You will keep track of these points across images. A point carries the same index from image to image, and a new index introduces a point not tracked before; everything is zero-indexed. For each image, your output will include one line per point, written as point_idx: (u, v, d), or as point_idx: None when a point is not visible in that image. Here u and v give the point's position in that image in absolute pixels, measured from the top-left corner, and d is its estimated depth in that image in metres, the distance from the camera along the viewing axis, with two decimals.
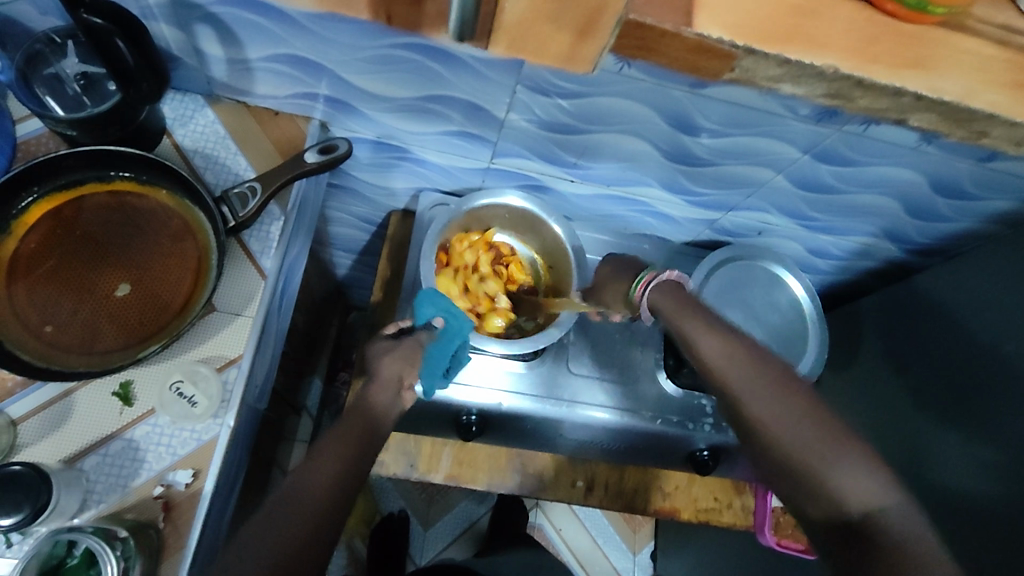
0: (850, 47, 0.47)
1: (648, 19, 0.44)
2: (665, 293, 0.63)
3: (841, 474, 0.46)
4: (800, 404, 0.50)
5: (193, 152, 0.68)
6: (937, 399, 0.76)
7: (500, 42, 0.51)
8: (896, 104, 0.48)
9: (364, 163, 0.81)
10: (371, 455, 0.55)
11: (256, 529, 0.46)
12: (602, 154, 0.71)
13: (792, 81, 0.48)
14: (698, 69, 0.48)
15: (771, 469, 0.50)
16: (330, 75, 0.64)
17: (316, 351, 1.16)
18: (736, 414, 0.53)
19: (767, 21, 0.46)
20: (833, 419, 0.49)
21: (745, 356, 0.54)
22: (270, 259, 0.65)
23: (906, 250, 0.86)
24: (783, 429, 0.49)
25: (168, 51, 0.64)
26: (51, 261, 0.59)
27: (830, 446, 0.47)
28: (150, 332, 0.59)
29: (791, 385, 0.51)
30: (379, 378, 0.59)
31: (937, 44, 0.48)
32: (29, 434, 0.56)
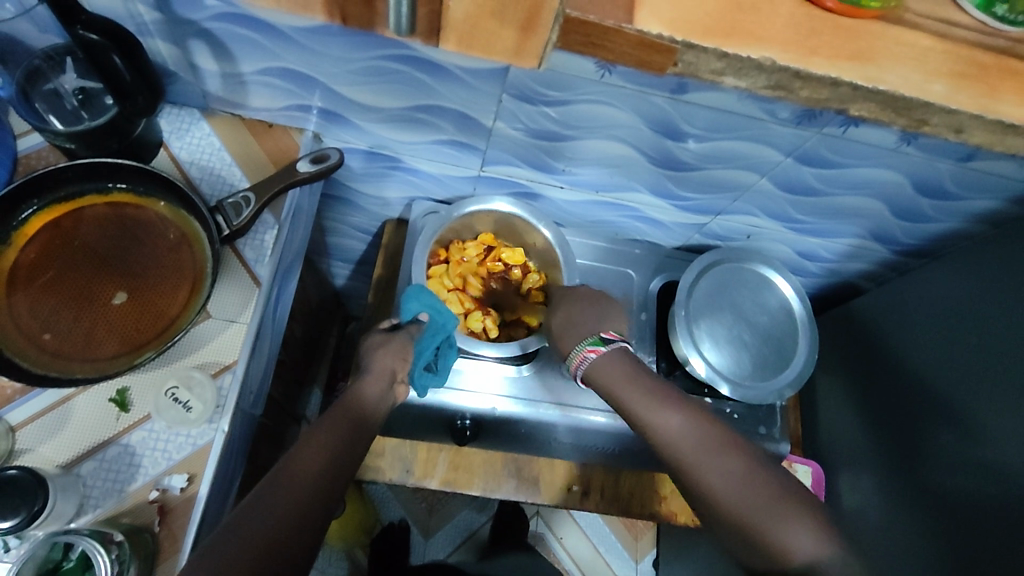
0: (791, 40, 0.48)
1: (591, 16, 0.46)
2: (613, 362, 0.65)
3: (785, 531, 0.48)
4: (743, 466, 0.53)
5: (190, 163, 0.69)
6: (913, 421, 0.78)
7: (449, 39, 0.53)
8: (836, 95, 0.50)
9: (358, 173, 0.82)
10: (356, 449, 0.57)
11: (243, 516, 0.47)
12: (589, 161, 0.72)
13: (734, 74, 0.49)
14: (645, 65, 0.49)
15: (720, 530, 0.52)
16: (323, 88, 0.66)
17: (316, 361, 1.17)
18: (685, 480, 0.55)
19: (706, 15, 0.48)
20: (774, 482, 0.51)
21: (703, 429, 0.56)
22: (264, 266, 0.67)
23: (896, 251, 0.86)
24: (727, 493, 0.52)
25: (164, 67, 0.65)
26: (50, 271, 0.61)
27: (770, 507, 0.50)
28: (146, 339, 0.60)
29: (736, 450, 0.54)
30: (373, 370, 0.65)
31: (876, 37, 0.50)
32: (27, 440, 0.57)
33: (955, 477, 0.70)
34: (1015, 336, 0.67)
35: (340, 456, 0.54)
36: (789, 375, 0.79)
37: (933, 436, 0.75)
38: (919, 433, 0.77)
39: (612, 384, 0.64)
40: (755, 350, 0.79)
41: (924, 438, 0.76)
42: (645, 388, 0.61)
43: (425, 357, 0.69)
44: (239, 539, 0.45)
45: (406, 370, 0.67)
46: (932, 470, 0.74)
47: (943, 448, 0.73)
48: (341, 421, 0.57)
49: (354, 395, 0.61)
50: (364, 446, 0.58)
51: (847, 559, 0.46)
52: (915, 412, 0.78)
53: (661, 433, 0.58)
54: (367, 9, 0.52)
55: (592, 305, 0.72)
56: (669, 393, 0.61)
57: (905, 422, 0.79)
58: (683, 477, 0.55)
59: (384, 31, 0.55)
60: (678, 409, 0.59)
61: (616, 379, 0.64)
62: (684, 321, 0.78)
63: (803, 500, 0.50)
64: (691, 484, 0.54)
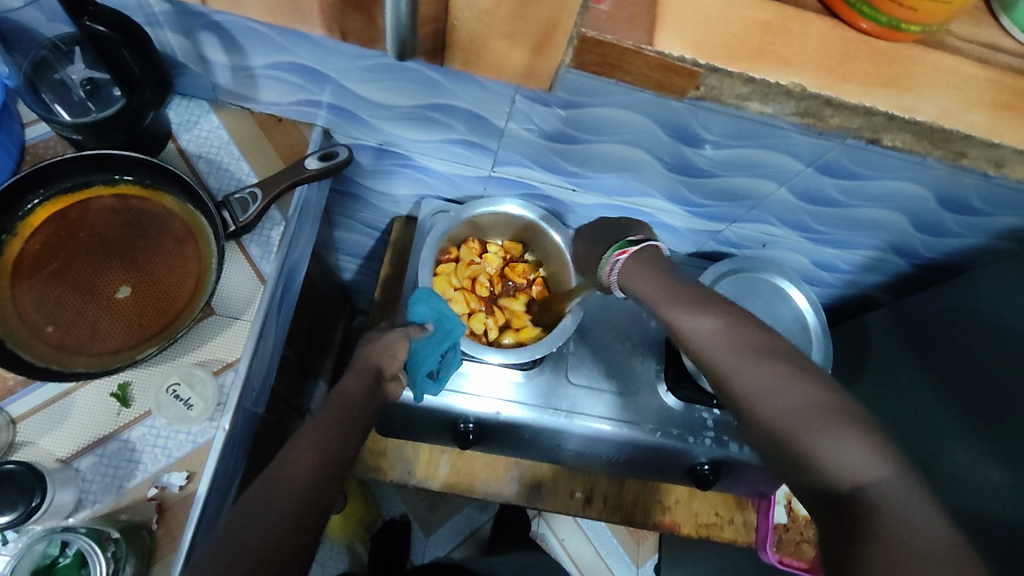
0: (822, 65, 0.47)
1: (608, 37, 0.44)
2: (643, 269, 0.63)
3: (826, 448, 0.45)
4: (786, 373, 0.50)
5: (197, 156, 0.69)
6: (932, 416, 0.76)
7: (456, 58, 0.48)
8: (868, 125, 0.48)
9: (368, 170, 0.81)
10: (350, 440, 0.55)
11: (240, 522, 0.46)
12: (602, 164, 0.71)
13: (760, 100, 0.47)
14: (663, 87, 0.48)
15: (759, 442, 0.50)
16: (334, 84, 0.65)
17: (322, 355, 1.17)
18: (724, 391, 0.53)
19: (731, 37, 0.46)
20: (820, 392, 0.48)
21: (739, 334, 0.54)
22: (269, 263, 0.66)
23: (915, 265, 0.84)
24: (769, 403, 0.49)
25: (173, 58, 0.65)
26: (56, 262, 0.60)
27: (816, 417, 0.47)
28: (150, 334, 0.59)
29: (777, 359, 0.51)
30: (357, 365, 0.62)
31: (912, 63, 0.48)
32: (28, 433, 0.57)
33: (965, 500, 0.69)
34: None
35: (337, 449, 0.54)
36: None
37: (949, 453, 0.73)
38: (934, 449, 0.75)
39: (645, 292, 0.62)
40: None
41: (936, 454, 0.74)
42: (680, 293, 0.59)
43: (427, 364, 0.69)
44: (235, 546, 0.45)
45: (398, 367, 0.64)
46: (942, 490, 0.72)
47: (959, 468, 0.71)
48: (338, 416, 0.56)
49: (347, 386, 0.60)
50: (360, 435, 0.57)
51: (898, 479, 0.43)
52: (931, 426, 0.76)
53: (694, 340, 0.56)
54: (369, 24, 0.47)
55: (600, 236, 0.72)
56: (707, 297, 0.58)
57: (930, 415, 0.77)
58: (720, 386, 0.53)
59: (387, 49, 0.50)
60: (714, 312, 0.56)
61: (649, 287, 0.61)
62: None
63: (855, 411, 0.47)
64: (729, 390, 0.52)
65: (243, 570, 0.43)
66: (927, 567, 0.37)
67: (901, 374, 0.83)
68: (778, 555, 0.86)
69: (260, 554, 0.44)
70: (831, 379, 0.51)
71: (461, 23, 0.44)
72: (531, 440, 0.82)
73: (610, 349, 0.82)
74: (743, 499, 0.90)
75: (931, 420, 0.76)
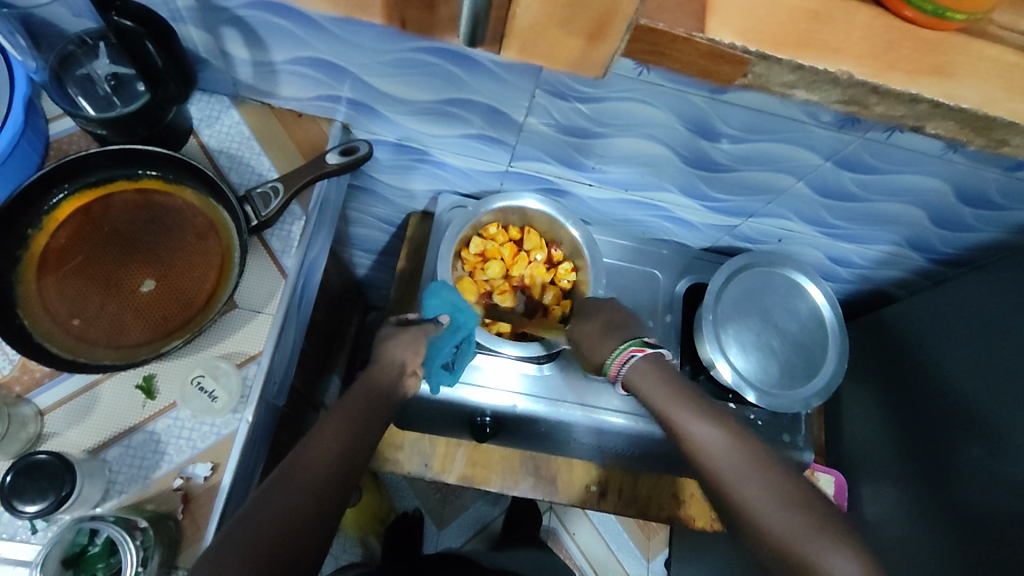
0: (868, 53, 0.45)
1: (660, 24, 0.44)
2: (650, 368, 0.63)
3: (828, 564, 0.46)
4: (783, 488, 0.51)
5: (219, 152, 0.69)
6: (938, 413, 0.78)
7: (511, 48, 0.49)
8: (913, 112, 0.47)
9: (385, 164, 0.82)
10: (371, 430, 0.57)
11: (260, 501, 0.47)
12: (620, 159, 0.71)
13: (807, 88, 0.47)
14: (713, 75, 0.47)
15: (760, 559, 0.50)
16: (354, 79, 0.65)
17: (336, 350, 1.18)
18: (725, 499, 0.53)
19: (779, 25, 0.45)
20: (816, 508, 0.50)
21: (738, 435, 0.56)
22: (290, 258, 0.66)
23: (931, 259, 0.84)
24: (771, 519, 0.50)
25: (196, 54, 0.65)
26: (80, 256, 0.61)
27: (811, 537, 0.48)
28: (174, 327, 0.60)
29: (773, 466, 0.53)
30: (385, 360, 0.64)
31: (957, 51, 0.47)
32: (55, 424, 0.57)
33: (985, 494, 0.69)
34: None
35: (357, 440, 0.55)
36: (817, 384, 0.78)
37: (962, 449, 0.73)
38: (947, 444, 0.75)
39: (648, 388, 0.63)
40: (782, 358, 0.78)
41: (951, 451, 0.75)
42: (689, 402, 0.59)
43: (442, 355, 0.68)
44: (254, 528, 0.45)
45: (418, 363, 0.66)
46: (957, 484, 0.73)
47: (973, 462, 0.71)
48: (354, 409, 0.57)
49: (370, 377, 0.62)
50: (380, 426, 0.59)
51: None
52: (942, 422, 0.77)
53: (697, 444, 0.56)
54: (430, 12, 0.48)
55: (614, 317, 0.71)
56: (709, 404, 0.59)
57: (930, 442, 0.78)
58: (720, 492, 0.54)
59: (449, 37, 0.51)
60: (717, 420, 0.57)
61: (652, 385, 0.62)
62: (711, 326, 0.77)
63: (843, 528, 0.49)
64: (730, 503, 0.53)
65: (263, 550, 0.44)
66: None
67: (906, 376, 0.84)
68: None
69: (278, 535, 0.45)
70: None
71: (521, 12, 0.44)
72: (547, 434, 0.82)
73: None
74: None
75: (941, 422, 0.77)
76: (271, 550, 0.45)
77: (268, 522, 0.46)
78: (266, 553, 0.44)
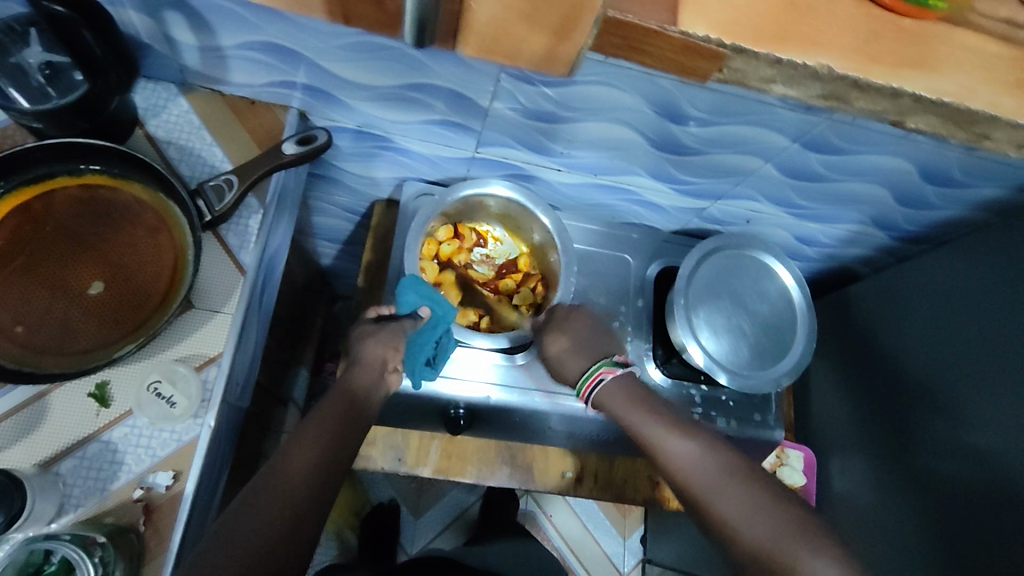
0: (851, 45, 0.45)
1: (630, 17, 0.42)
2: (621, 387, 0.68)
3: (804, 562, 0.51)
4: (751, 493, 0.56)
5: (167, 142, 0.66)
6: (902, 394, 0.80)
7: (468, 41, 0.46)
8: (895, 106, 0.47)
9: (346, 153, 0.79)
10: (355, 433, 0.56)
11: (239, 513, 0.46)
12: (588, 143, 0.70)
13: (785, 82, 0.46)
14: (687, 70, 0.46)
15: (738, 563, 0.55)
16: (308, 64, 0.62)
17: (303, 342, 1.15)
18: (702, 512, 0.58)
19: (757, 15, 0.44)
20: (777, 503, 0.55)
21: (709, 453, 0.60)
22: (249, 254, 0.64)
23: (895, 237, 0.85)
24: (739, 525, 0.55)
25: (138, 39, 0.61)
26: (20, 258, 0.57)
27: (789, 538, 0.52)
28: (127, 330, 0.57)
29: (742, 476, 0.58)
30: (362, 361, 0.62)
31: (939, 41, 0.46)
32: (3, 438, 0.54)
33: (946, 466, 0.71)
34: (998, 329, 0.69)
35: (339, 445, 0.54)
36: (787, 363, 0.78)
37: (925, 422, 0.75)
38: (910, 420, 0.78)
39: (622, 411, 0.67)
40: (753, 339, 0.78)
41: (915, 426, 0.77)
42: (657, 416, 0.64)
43: (425, 351, 0.66)
44: (228, 545, 0.44)
45: (399, 360, 0.64)
46: (922, 457, 0.75)
47: (935, 437, 0.73)
48: (332, 415, 0.55)
49: (353, 377, 0.61)
50: (362, 432, 0.58)
51: None
52: (907, 399, 0.79)
53: (672, 462, 0.61)
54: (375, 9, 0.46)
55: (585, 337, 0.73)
56: (681, 421, 0.64)
57: (890, 420, 0.81)
58: (697, 508, 0.59)
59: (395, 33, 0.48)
60: (689, 435, 0.62)
61: (625, 406, 0.66)
62: (682, 310, 0.77)
63: (813, 520, 0.54)
64: (709, 520, 0.57)
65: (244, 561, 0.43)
66: None
67: (866, 356, 0.87)
68: None
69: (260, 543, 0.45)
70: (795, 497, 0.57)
71: (478, 8, 0.41)
72: (522, 423, 0.82)
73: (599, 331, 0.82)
74: None
75: (905, 399, 0.79)
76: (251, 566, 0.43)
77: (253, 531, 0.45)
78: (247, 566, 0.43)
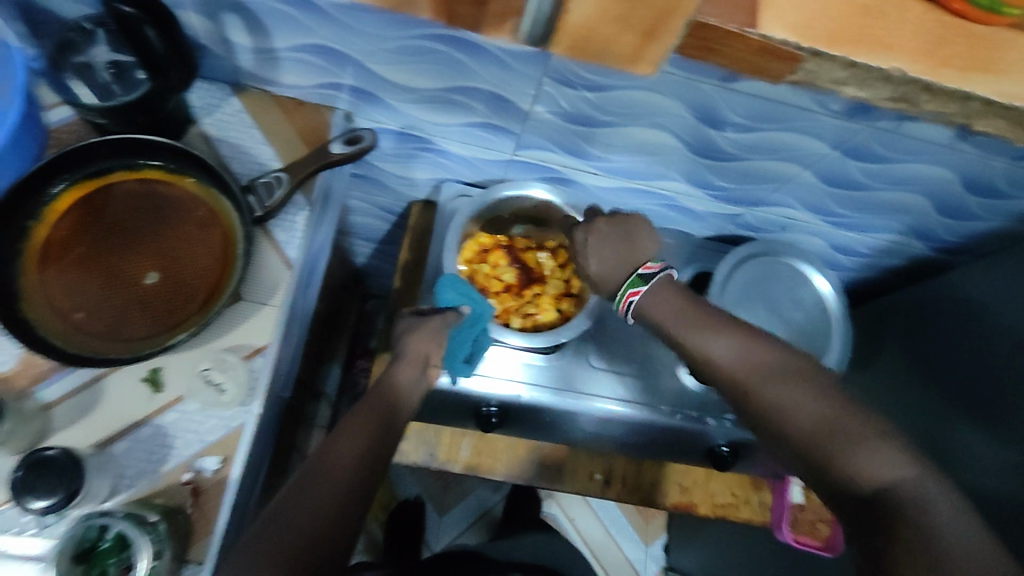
0: (919, 49, 0.45)
1: (711, 19, 0.43)
2: (660, 290, 0.60)
3: (858, 459, 0.46)
4: (804, 388, 0.50)
5: (219, 141, 0.68)
6: (940, 407, 0.78)
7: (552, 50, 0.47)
8: (964, 109, 0.47)
9: (387, 153, 0.81)
10: (396, 426, 0.58)
11: (286, 501, 0.48)
12: (626, 147, 0.71)
13: (856, 84, 0.46)
14: (760, 71, 0.46)
15: (785, 457, 0.51)
16: (355, 66, 0.64)
17: (336, 339, 1.17)
18: (746, 406, 0.53)
19: (833, 20, 0.44)
20: (835, 397, 0.49)
21: (759, 349, 0.54)
22: (295, 249, 0.66)
23: (933, 247, 0.85)
24: (791, 422, 0.50)
25: (196, 41, 0.64)
26: (81, 247, 0.60)
27: (844, 433, 0.47)
28: (180, 319, 0.59)
29: (793, 370, 0.51)
30: (406, 356, 0.63)
31: (1008, 47, 0.46)
32: (61, 419, 0.57)
33: (977, 479, 0.70)
34: None
35: (380, 438, 0.55)
36: None
37: (961, 436, 0.74)
38: (946, 432, 0.76)
39: (660, 313, 0.59)
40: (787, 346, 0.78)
41: (949, 439, 0.76)
42: (699, 318, 0.57)
43: (464, 349, 0.68)
44: (277, 532, 0.46)
45: (440, 355, 0.65)
46: (958, 469, 0.73)
47: (972, 451, 0.72)
48: (376, 410, 0.57)
49: (397, 373, 0.61)
50: (403, 427, 0.59)
51: (922, 475, 0.44)
52: (944, 412, 0.77)
53: (714, 361, 0.55)
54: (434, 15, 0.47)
55: (616, 239, 0.63)
56: (722, 317, 0.57)
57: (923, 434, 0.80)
58: (740, 400, 0.53)
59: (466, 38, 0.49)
60: (731, 330, 0.55)
61: (664, 309, 0.59)
62: None
63: (874, 415, 0.48)
64: (758, 414, 0.52)
65: (289, 547, 0.45)
66: (942, 535, 0.41)
67: (903, 369, 0.86)
68: (794, 534, 0.85)
69: (305, 531, 0.46)
70: (849, 386, 0.51)
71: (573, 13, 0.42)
72: (552, 423, 0.82)
73: (628, 334, 0.82)
74: (759, 480, 0.91)
75: (941, 414, 0.78)
76: (298, 550, 0.45)
77: (297, 518, 0.47)
78: (292, 550, 0.45)
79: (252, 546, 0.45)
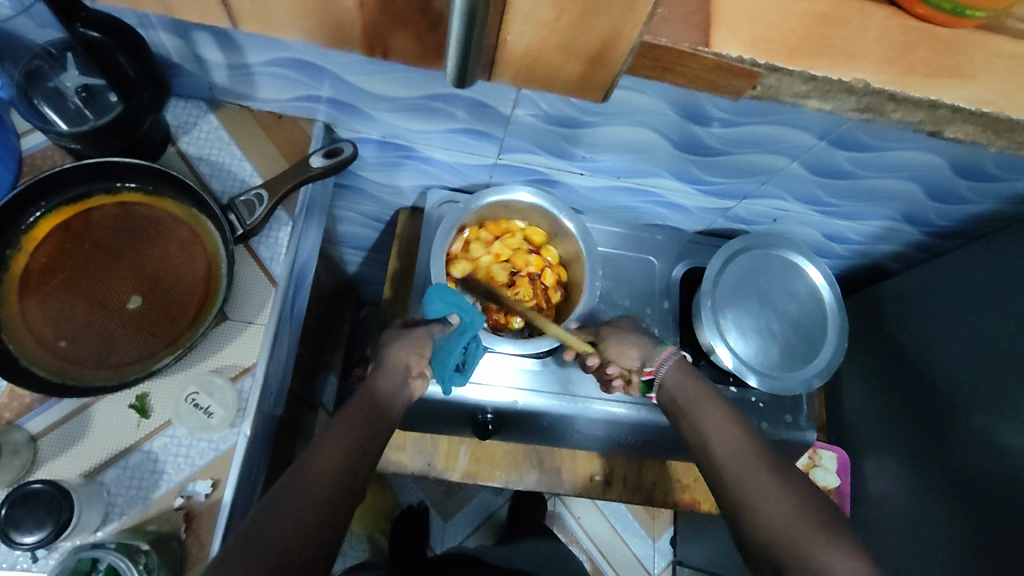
0: (884, 57, 0.44)
1: (663, 40, 0.42)
2: (677, 377, 0.66)
3: (830, 554, 0.47)
4: (788, 489, 0.52)
5: (198, 159, 0.67)
6: (939, 391, 0.77)
7: (505, 73, 0.45)
8: (932, 117, 0.46)
9: (371, 162, 0.80)
10: (380, 437, 0.57)
11: (267, 512, 0.47)
12: (610, 148, 0.70)
13: (820, 97, 0.45)
14: (720, 88, 0.46)
15: (751, 547, 0.51)
16: (333, 78, 0.63)
17: (331, 349, 1.16)
18: (727, 501, 0.55)
19: (788, 31, 0.44)
20: (816, 506, 0.51)
21: (749, 448, 0.57)
22: (279, 266, 0.65)
23: (926, 232, 0.84)
24: (768, 511, 0.51)
25: (168, 59, 0.63)
26: (62, 274, 0.59)
27: (820, 530, 0.49)
28: (165, 342, 0.59)
29: (780, 474, 0.54)
30: (387, 365, 0.62)
31: (974, 49, 0.46)
32: (49, 450, 0.56)
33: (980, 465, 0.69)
34: None
35: (362, 449, 0.54)
36: (818, 364, 0.77)
37: (965, 419, 0.73)
38: (949, 417, 0.76)
39: (683, 395, 0.65)
40: (783, 339, 0.77)
41: (953, 425, 0.75)
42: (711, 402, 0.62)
43: (453, 357, 0.66)
44: (257, 544, 0.45)
45: (423, 365, 0.64)
46: (960, 455, 0.73)
47: (973, 436, 0.72)
48: (357, 419, 0.56)
49: (377, 381, 0.61)
50: (387, 436, 0.59)
51: None
52: (944, 398, 0.77)
53: (711, 453, 0.58)
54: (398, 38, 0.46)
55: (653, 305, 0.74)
56: (731, 410, 0.62)
57: (925, 420, 0.79)
58: (724, 493, 0.56)
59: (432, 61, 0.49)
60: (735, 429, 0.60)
61: (684, 394, 0.65)
62: (710, 311, 0.76)
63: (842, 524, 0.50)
64: (738, 506, 0.54)
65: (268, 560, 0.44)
66: None
67: (899, 355, 0.85)
68: None
69: (286, 542, 0.45)
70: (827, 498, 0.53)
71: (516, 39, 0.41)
72: (549, 427, 0.82)
73: None
74: None
75: (942, 398, 0.77)
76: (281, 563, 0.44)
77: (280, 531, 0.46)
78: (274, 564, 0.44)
79: (232, 558, 0.44)
